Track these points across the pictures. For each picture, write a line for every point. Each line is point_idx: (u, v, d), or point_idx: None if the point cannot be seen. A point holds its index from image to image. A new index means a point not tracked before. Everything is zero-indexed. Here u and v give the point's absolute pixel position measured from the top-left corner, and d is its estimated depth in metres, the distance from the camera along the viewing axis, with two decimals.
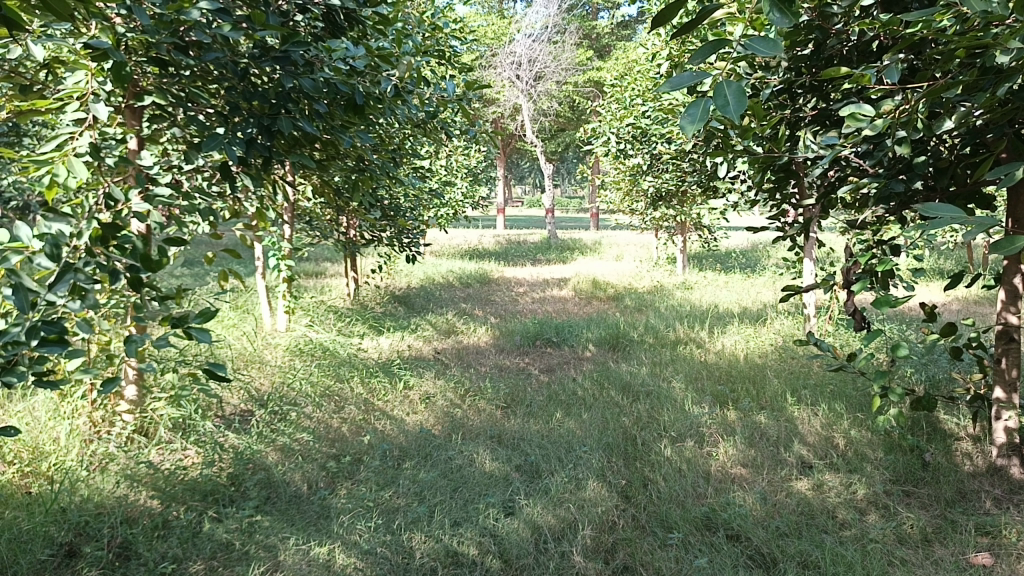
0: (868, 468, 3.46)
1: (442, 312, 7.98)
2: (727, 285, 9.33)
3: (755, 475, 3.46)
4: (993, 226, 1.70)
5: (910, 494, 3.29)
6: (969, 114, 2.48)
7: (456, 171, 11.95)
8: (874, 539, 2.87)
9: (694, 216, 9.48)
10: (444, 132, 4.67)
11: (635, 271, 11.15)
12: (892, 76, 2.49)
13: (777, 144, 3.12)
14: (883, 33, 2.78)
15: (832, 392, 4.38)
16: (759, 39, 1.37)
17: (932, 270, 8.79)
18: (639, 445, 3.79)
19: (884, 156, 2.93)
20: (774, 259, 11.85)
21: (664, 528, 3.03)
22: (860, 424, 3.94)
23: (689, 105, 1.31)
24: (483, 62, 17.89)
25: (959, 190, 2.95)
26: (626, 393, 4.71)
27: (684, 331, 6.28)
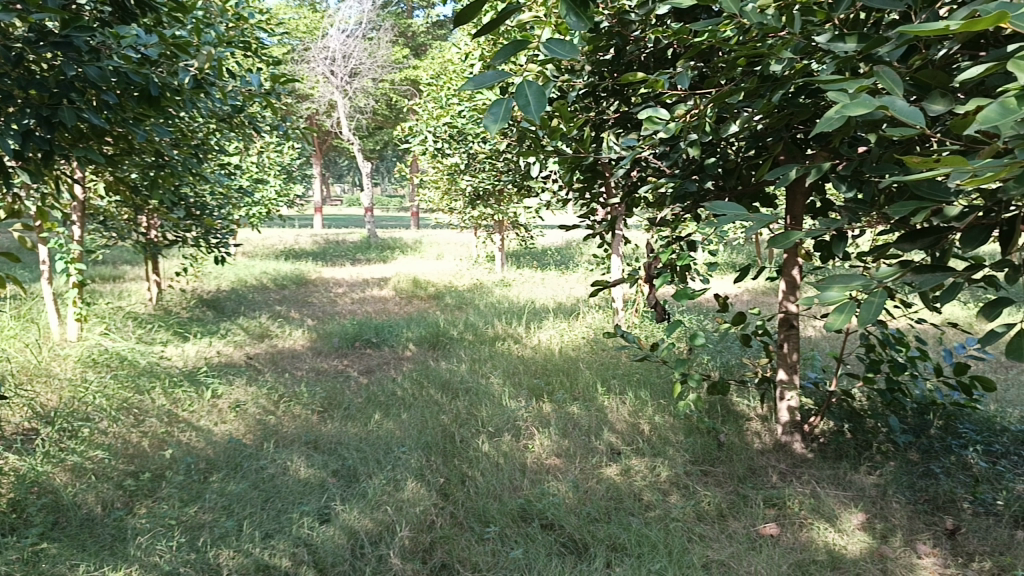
0: (670, 451, 3.66)
1: (255, 315, 7.66)
2: (544, 281, 9.59)
3: (568, 464, 3.58)
4: (770, 223, 1.86)
5: (707, 473, 3.52)
6: (750, 119, 2.69)
7: (268, 169, 11.51)
8: (676, 518, 3.04)
9: (511, 215, 9.67)
10: (251, 127, 4.48)
11: (455, 270, 11.22)
12: (684, 82, 2.65)
13: (583, 145, 3.23)
14: (676, 41, 2.96)
15: (638, 381, 4.61)
16: (557, 43, 1.40)
17: (727, 263, 9.48)
18: (456, 443, 3.81)
19: (678, 158, 3.12)
20: (587, 256, 12.35)
21: (481, 523, 3.06)
22: (663, 409, 4.17)
23: (492, 104, 1.32)
24: (296, 56, 17.32)
25: (744, 189, 3.18)
26: (445, 391, 4.72)
27: (502, 328, 6.39)
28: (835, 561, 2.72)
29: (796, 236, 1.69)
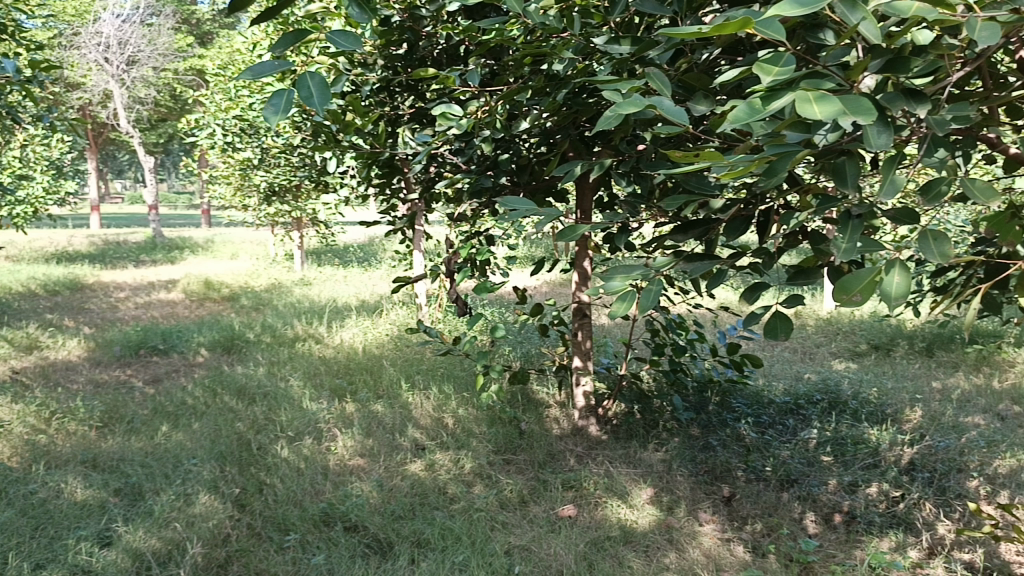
0: (474, 442, 3.70)
1: (20, 325, 6.93)
2: (346, 279, 9.42)
3: (371, 463, 3.53)
4: (559, 217, 1.95)
5: (509, 462, 3.60)
6: (539, 117, 2.79)
7: (33, 164, 10.45)
8: (479, 509, 3.09)
9: (310, 212, 9.40)
10: (7, 117, 4.04)
11: (251, 269, 10.74)
12: (475, 79, 2.69)
13: (378, 140, 3.20)
14: (466, 38, 3.00)
15: (442, 375, 4.64)
16: (339, 33, 1.36)
17: (527, 255, 9.77)
18: (254, 450, 3.65)
19: (473, 154, 3.18)
20: (390, 252, 12.27)
21: (280, 532, 2.96)
22: (466, 402, 4.21)
23: (271, 95, 1.24)
24: (64, 41, 15.83)
25: (537, 185, 3.30)
26: (241, 397, 4.51)
27: (302, 328, 6.20)
28: (628, 536, 2.89)
29: (581, 229, 1.79)
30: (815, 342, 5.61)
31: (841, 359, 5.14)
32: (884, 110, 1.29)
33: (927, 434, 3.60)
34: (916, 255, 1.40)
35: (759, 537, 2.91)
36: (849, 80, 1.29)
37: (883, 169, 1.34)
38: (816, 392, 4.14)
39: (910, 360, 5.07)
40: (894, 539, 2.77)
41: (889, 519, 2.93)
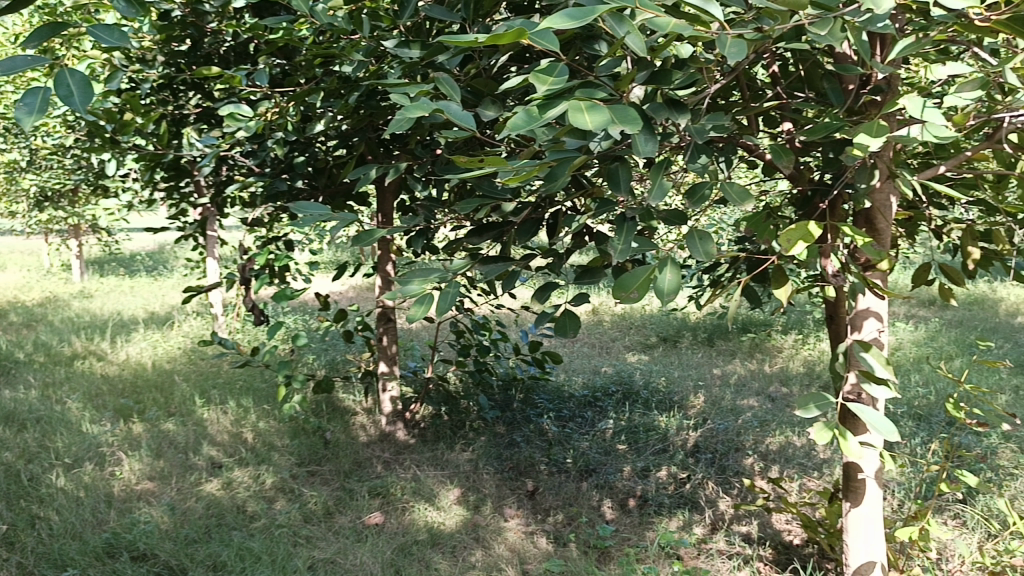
0: (275, 456, 3.56)
1: None
2: (133, 290, 8.77)
3: (162, 486, 3.31)
4: (353, 222, 1.92)
5: (313, 473, 3.49)
6: (333, 119, 2.75)
7: None
8: (281, 525, 2.99)
9: (89, 218, 8.67)
10: None
11: (21, 282, 9.74)
12: (263, 80, 2.58)
13: (160, 141, 3.00)
14: (255, 36, 2.90)
15: (240, 389, 4.43)
16: (102, 27, 1.28)
17: (331, 260, 9.56)
18: (24, 482, 3.30)
19: (266, 157, 3.08)
20: (182, 260, 11.56)
21: (55, 570, 2.71)
22: (267, 415, 4.05)
23: (22, 94, 1.09)
24: None
25: (335, 189, 3.24)
26: (8, 424, 4.07)
27: (81, 345, 5.70)
28: (434, 538, 2.89)
29: (378, 232, 1.82)
30: (611, 336, 5.91)
31: (634, 352, 5.45)
32: (650, 119, 1.39)
33: (709, 418, 3.89)
34: (684, 253, 1.51)
35: (560, 527, 3.01)
36: (618, 91, 1.37)
37: (651, 174, 1.43)
38: (612, 384, 4.36)
39: (694, 349, 5.45)
40: (681, 518, 2.97)
41: (677, 500, 3.13)
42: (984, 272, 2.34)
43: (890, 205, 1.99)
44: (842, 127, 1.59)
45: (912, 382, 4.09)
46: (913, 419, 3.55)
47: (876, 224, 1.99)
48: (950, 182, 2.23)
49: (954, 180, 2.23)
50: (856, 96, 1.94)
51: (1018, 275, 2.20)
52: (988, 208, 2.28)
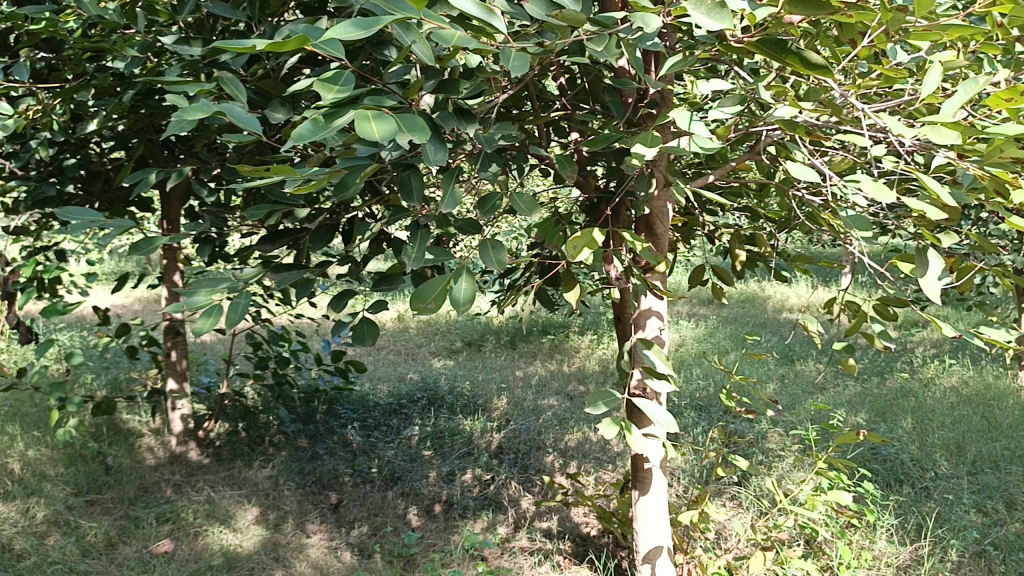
0: (47, 487, 3.23)
1: None
2: None
3: None
4: (131, 229, 1.78)
5: (93, 502, 3.20)
6: (107, 120, 2.54)
7: None
8: (54, 562, 2.72)
9: None
10: None
11: None
12: (23, 75, 2.33)
13: None
14: (13, 25, 2.62)
15: (4, 416, 3.99)
16: None
17: (112, 269, 8.85)
18: None
19: (29, 160, 2.79)
20: None
21: None
22: (37, 443, 3.67)
23: None
24: None
25: (112, 194, 2.99)
26: None
27: None
28: (231, 562, 2.75)
29: (158, 240, 1.69)
30: (416, 343, 5.90)
31: (439, 358, 5.47)
32: (438, 128, 1.38)
33: (511, 419, 3.99)
34: (476, 261, 1.53)
35: (365, 539, 2.96)
36: (406, 99, 1.35)
37: (443, 182, 1.44)
38: (416, 391, 4.35)
39: (497, 353, 5.57)
40: (485, 520, 3.02)
41: (481, 501, 3.18)
42: (751, 272, 2.56)
43: (667, 211, 2.13)
44: (621, 138, 1.68)
45: (694, 376, 4.41)
46: (695, 410, 3.82)
47: (655, 229, 2.12)
48: (720, 190, 2.42)
49: (723, 189, 2.42)
50: (635, 109, 2.06)
51: (778, 274, 2.42)
52: (752, 214, 2.50)
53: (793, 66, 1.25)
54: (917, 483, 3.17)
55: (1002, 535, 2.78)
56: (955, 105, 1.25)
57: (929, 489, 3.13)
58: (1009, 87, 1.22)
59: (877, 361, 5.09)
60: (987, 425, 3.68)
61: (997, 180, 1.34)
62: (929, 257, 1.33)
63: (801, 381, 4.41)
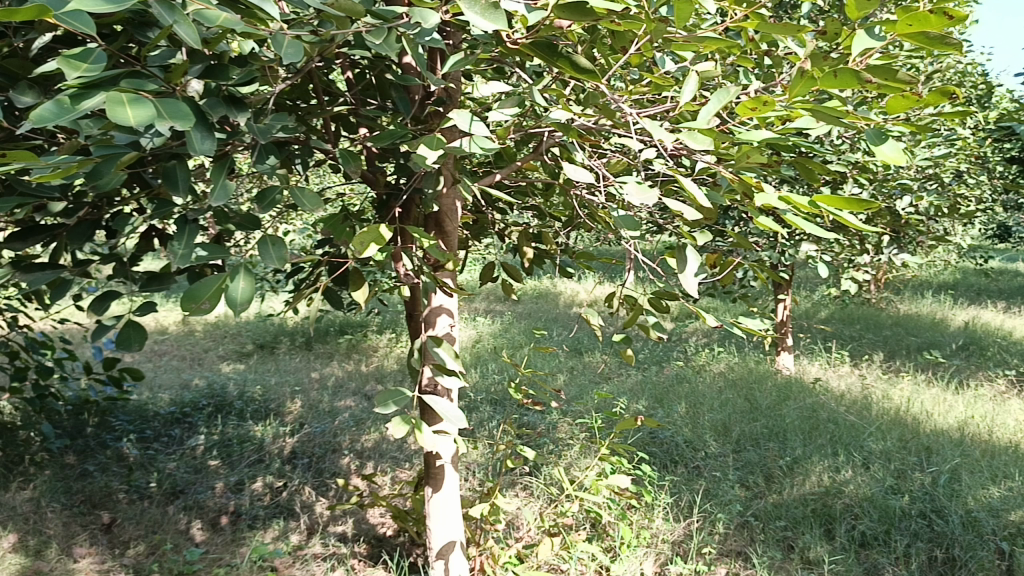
0: None
1: None
2: None
3: None
4: None
5: None
6: None
7: None
8: None
9: None
10: None
11: None
12: None
13: None
14: None
15: None
16: None
17: None
18: None
19: None
20: None
21: None
22: None
23: None
24: None
25: None
26: None
27: None
28: None
29: None
30: (202, 347, 5.58)
31: (229, 362, 5.21)
32: (205, 115, 1.30)
33: (305, 423, 3.87)
34: (255, 259, 1.40)
35: (142, 559, 2.75)
36: (170, 83, 1.26)
37: (213, 174, 1.36)
38: (202, 398, 4.12)
39: (291, 354, 5.38)
40: (276, 528, 2.90)
41: (271, 510, 3.06)
42: (538, 269, 2.63)
43: (456, 209, 2.14)
44: (405, 135, 1.66)
45: (489, 371, 4.49)
46: (489, 405, 3.90)
47: (444, 226, 2.13)
48: (508, 189, 2.47)
49: (511, 188, 2.47)
50: (422, 106, 2.03)
51: (563, 270, 2.51)
52: (539, 213, 2.57)
53: (564, 70, 1.27)
54: (690, 462, 3.43)
55: (762, 506, 3.05)
56: (710, 113, 1.35)
57: (700, 468, 3.39)
58: (754, 97, 1.31)
59: (656, 351, 5.45)
60: (749, 406, 4.04)
61: (746, 183, 1.45)
62: (687, 254, 1.42)
63: (589, 371, 4.63)
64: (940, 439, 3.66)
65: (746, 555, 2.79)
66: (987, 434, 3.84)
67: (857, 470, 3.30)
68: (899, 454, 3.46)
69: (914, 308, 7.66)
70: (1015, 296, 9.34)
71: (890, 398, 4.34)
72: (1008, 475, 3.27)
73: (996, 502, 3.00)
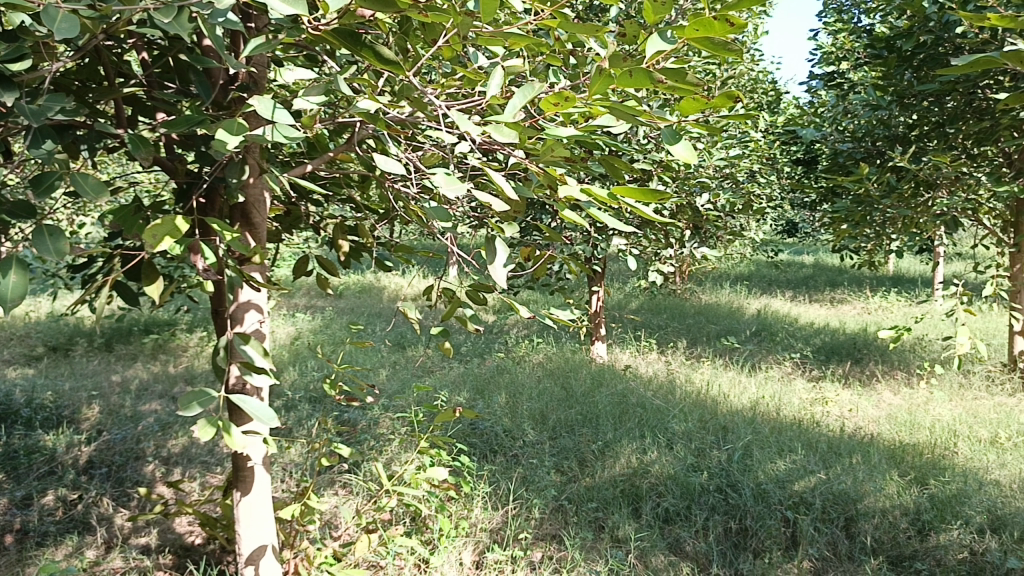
0: None
1: None
2: None
3: None
4: None
5: None
6: None
7: None
8: None
9: None
10: None
11: None
12: None
13: None
14: None
15: None
16: None
17: None
18: None
19: None
20: None
21: None
22: None
23: None
24: None
25: None
26: None
27: None
28: None
29: None
30: None
31: (15, 366, 4.75)
32: None
33: (104, 430, 3.60)
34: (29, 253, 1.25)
35: None
36: None
37: None
38: None
39: (89, 357, 4.99)
40: (69, 545, 2.68)
41: (64, 525, 2.83)
42: (355, 263, 2.58)
43: (264, 200, 2.06)
44: (204, 121, 1.57)
45: (307, 369, 4.38)
46: (308, 403, 3.80)
47: (252, 218, 2.04)
48: (322, 181, 2.40)
49: (324, 180, 2.41)
50: (224, 92, 1.93)
51: (380, 263, 2.47)
52: (355, 205, 2.52)
53: (367, 60, 1.25)
54: (508, 451, 3.51)
55: (575, 490, 3.17)
56: (516, 108, 1.36)
57: (518, 456, 3.47)
58: (557, 94, 1.34)
59: (478, 343, 5.53)
60: (564, 394, 4.18)
61: (550, 178, 1.47)
62: (496, 246, 1.44)
63: (410, 365, 4.62)
64: (735, 418, 3.95)
65: (560, 538, 2.89)
66: (774, 412, 4.20)
67: (662, 450, 3.50)
68: (699, 434, 3.70)
69: (714, 297, 8.24)
70: (800, 286, 10.27)
71: (691, 381, 4.65)
72: (792, 448, 3.59)
73: (782, 474, 3.28)
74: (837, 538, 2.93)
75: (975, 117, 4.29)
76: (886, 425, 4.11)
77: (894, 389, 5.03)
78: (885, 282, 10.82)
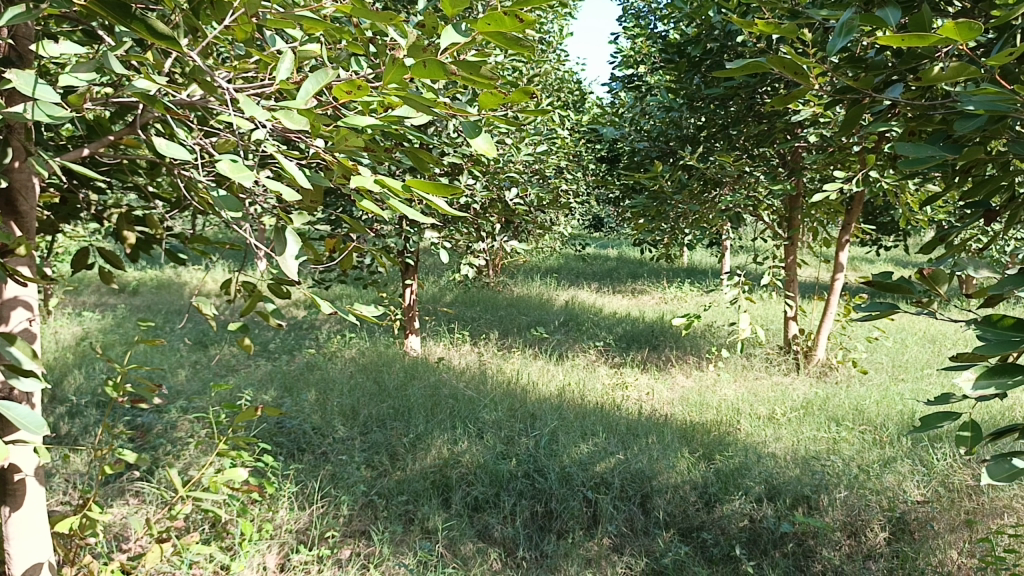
0: None
1: None
2: None
3: None
4: None
5: None
6: None
7: None
8: None
9: None
10: None
11: None
12: None
13: None
14: None
15: None
16: None
17: None
18: None
19: None
20: None
21: None
22: None
23: None
24: None
25: None
26: None
27: None
28: None
29: None
30: None
31: None
32: None
33: None
34: None
35: None
36: None
37: None
38: None
39: None
40: None
41: None
42: (144, 257, 2.39)
43: (32, 186, 1.87)
44: None
45: (94, 372, 4.06)
46: (94, 408, 3.53)
47: (18, 205, 1.85)
48: (104, 167, 2.20)
49: (106, 166, 2.22)
50: None
51: (172, 257, 2.31)
52: (142, 194, 2.34)
53: (139, 33, 1.16)
54: (316, 449, 3.43)
55: (385, 484, 3.15)
56: (308, 95, 1.31)
57: (326, 454, 3.40)
58: (350, 82, 1.31)
59: (286, 340, 5.36)
60: (376, 388, 4.14)
61: (344, 167, 1.44)
62: (287, 237, 1.38)
63: (212, 365, 4.41)
64: (542, 405, 4.08)
65: (369, 533, 2.87)
66: (579, 398, 4.38)
67: (472, 440, 3.55)
68: (507, 422, 3.79)
69: (525, 290, 8.46)
70: (605, 278, 10.77)
71: (501, 371, 4.76)
72: (594, 432, 3.75)
73: (585, 457, 3.43)
74: (634, 515, 3.11)
75: (755, 120, 4.66)
76: (679, 406, 4.40)
77: (686, 373, 5.40)
78: (680, 273, 11.56)
